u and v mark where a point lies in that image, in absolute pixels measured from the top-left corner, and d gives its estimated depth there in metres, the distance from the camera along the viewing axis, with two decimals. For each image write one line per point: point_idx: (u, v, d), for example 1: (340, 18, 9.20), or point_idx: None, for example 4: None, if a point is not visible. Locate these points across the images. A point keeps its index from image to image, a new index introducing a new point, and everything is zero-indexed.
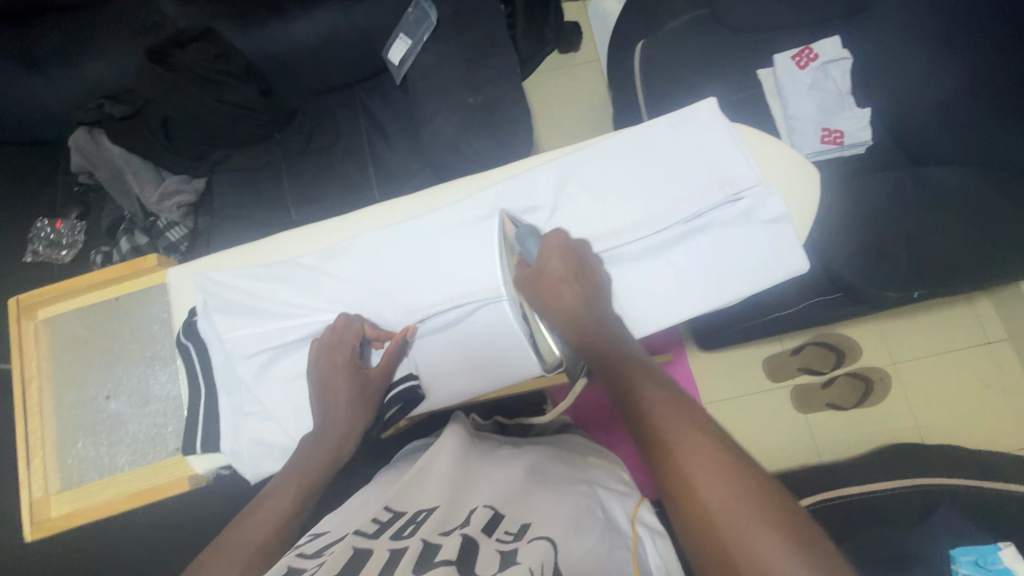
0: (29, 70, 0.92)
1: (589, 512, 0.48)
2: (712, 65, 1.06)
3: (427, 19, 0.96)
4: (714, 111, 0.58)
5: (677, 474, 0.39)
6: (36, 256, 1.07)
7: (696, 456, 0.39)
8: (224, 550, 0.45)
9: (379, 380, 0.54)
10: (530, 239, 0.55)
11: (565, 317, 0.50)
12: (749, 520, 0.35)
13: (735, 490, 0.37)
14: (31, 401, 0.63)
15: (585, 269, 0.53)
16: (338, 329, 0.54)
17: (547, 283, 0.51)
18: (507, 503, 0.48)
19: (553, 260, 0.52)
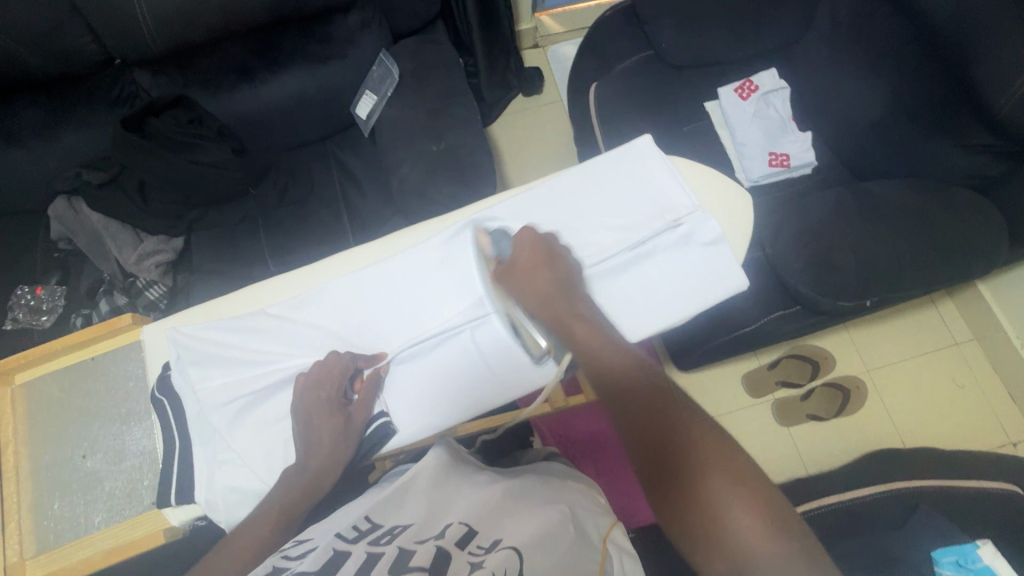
0: (8, 144, 0.96)
1: (556, 524, 0.50)
2: (661, 101, 1.14)
3: (390, 75, 1.06)
4: (649, 148, 0.64)
5: (661, 451, 0.45)
6: (15, 323, 1.05)
7: (681, 436, 0.45)
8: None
9: (360, 416, 0.55)
10: (504, 239, 0.60)
11: (535, 293, 0.53)
12: (715, 479, 0.43)
13: (699, 454, 0.44)
14: (9, 466, 0.63)
15: (555, 256, 0.55)
16: (327, 365, 0.55)
17: (523, 276, 0.54)
18: (480, 517, 0.49)
19: (523, 250, 0.55)
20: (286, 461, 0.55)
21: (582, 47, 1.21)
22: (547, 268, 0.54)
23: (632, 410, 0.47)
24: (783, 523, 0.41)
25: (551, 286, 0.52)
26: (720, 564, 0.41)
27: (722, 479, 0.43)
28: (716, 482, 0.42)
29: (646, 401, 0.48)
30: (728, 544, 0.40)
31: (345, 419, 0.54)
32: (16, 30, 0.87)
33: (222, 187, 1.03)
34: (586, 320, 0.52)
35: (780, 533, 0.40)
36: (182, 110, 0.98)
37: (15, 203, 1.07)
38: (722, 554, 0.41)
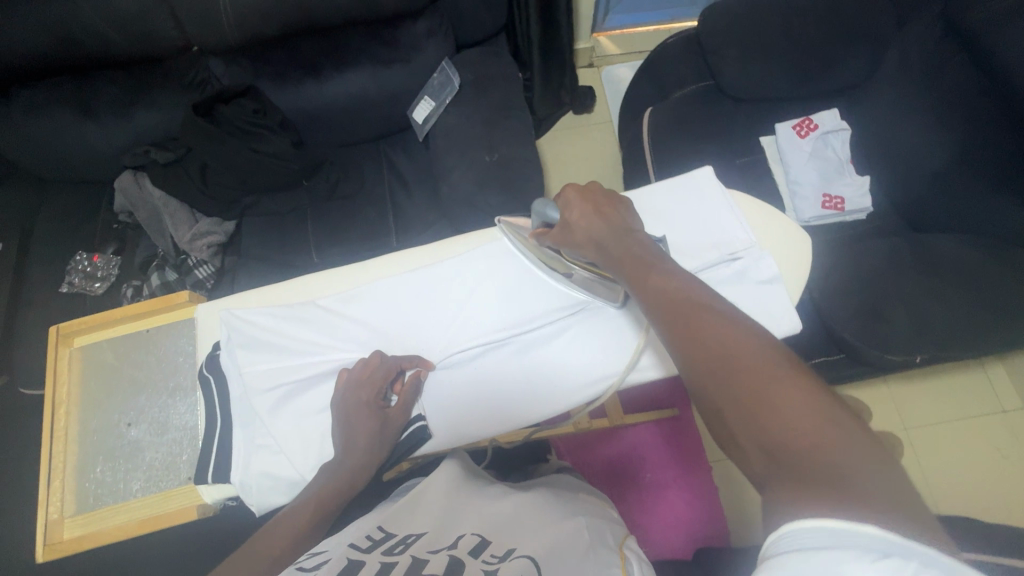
0: (84, 117, 1.01)
1: (577, 536, 0.48)
2: (716, 131, 1.13)
3: (450, 84, 1.08)
4: (711, 179, 0.63)
5: (705, 349, 0.38)
6: (70, 287, 1.10)
7: (729, 339, 0.38)
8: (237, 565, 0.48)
9: (398, 419, 0.56)
10: (547, 206, 0.57)
11: (590, 232, 0.53)
12: (771, 380, 0.35)
13: (753, 351, 0.36)
14: (59, 423, 0.65)
15: (611, 205, 0.54)
16: (371, 366, 0.56)
17: (575, 231, 0.54)
18: (494, 530, 0.49)
19: (573, 209, 0.54)
20: (323, 454, 0.56)
21: (640, 72, 1.22)
22: (604, 215, 0.53)
23: (672, 310, 0.42)
24: (857, 438, 0.31)
25: (614, 225, 0.52)
26: (761, 465, 0.33)
27: (778, 379, 0.35)
28: (771, 383, 0.34)
29: (692, 303, 0.42)
30: (775, 449, 0.32)
31: (382, 422, 0.55)
32: (108, 12, 0.92)
33: (278, 178, 1.06)
34: (644, 249, 0.49)
35: (852, 441, 0.31)
36: (248, 99, 1.01)
37: (85, 173, 1.12)
38: (762, 453, 0.33)
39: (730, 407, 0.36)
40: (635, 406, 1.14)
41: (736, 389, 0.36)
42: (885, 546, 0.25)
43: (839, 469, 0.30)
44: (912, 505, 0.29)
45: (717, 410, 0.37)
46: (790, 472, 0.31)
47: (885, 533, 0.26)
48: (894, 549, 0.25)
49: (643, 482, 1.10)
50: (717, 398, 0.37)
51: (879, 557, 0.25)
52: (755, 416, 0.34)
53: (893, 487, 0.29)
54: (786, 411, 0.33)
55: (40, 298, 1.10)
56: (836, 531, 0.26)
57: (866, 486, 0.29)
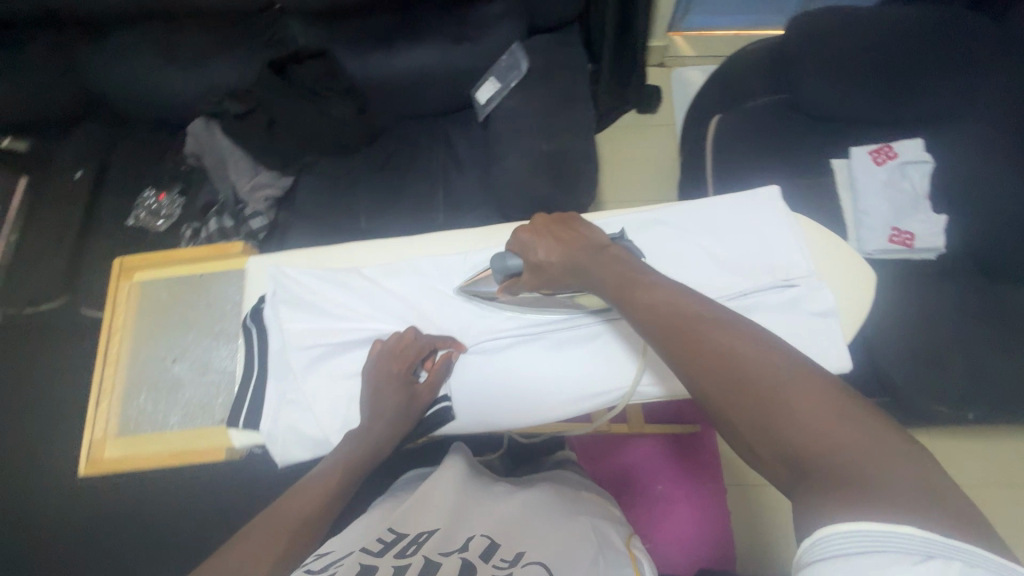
0: (167, 63, 1.06)
1: (586, 544, 0.48)
2: (786, 148, 1.08)
3: (517, 67, 1.06)
4: (774, 199, 0.60)
5: (706, 360, 0.40)
6: (136, 221, 1.16)
7: (731, 350, 0.40)
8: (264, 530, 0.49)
9: (426, 395, 0.57)
10: (506, 256, 0.56)
11: (563, 262, 0.53)
12: (779, 383, 0.37)
13: (756, 356, 0.39)
14: (112, 349, 0.65)
15: (573, 227, 0.55)
16: (404, 341, 0.57)
17: (548, 269, 0.54)
18: (503, 530, 0.49)
19: (537, 248, 0.54)
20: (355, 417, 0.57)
21: (714, 78, 1.17)
22: (570, 243, 0.54)
23: (670, 323, 0.43)
24: (875, 433, 0.33)
25: (582, 250, 0.53)
26: (785, 472, 0.35)
27: (788, 380, 0.37)
28: (781, 386, 0.37)
29: (690, 314, 0.43)
30: (793, 451, 0.35)
31: (410, 395, 0.56)
32: None
33: (342, 141, 1.12)
34: (626, 268, 0.50)
35: (871, 438, 0.33)
36: (321, 62, 1.04)
37: (162, 115, 1.18)
38: (782, 458, 0.35)
39: (741, 415, 0.38)
40: (656, 418, 1.11)
41: (745, 398, 0.37)
42: (928, 548, 0.28)
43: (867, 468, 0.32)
44: (934, 491, 0.31)
45: (726, 419, 0.39)
46: (819, 477, 0.33)
47: (926, 533, 0.29)
48: (934, 550, 0.28)
49: (652, 492, 1.05)
50: (727, 408, 0.38)
51: (922, 559, 0.28)
52: (770, 421, 0.36)
53: (919, 483, 0.31)
54: (804, 412, 0.35)
55: (109, 228, 1.16)
56: (880, 536, 0.29)
57: (892, 480, 0.31)
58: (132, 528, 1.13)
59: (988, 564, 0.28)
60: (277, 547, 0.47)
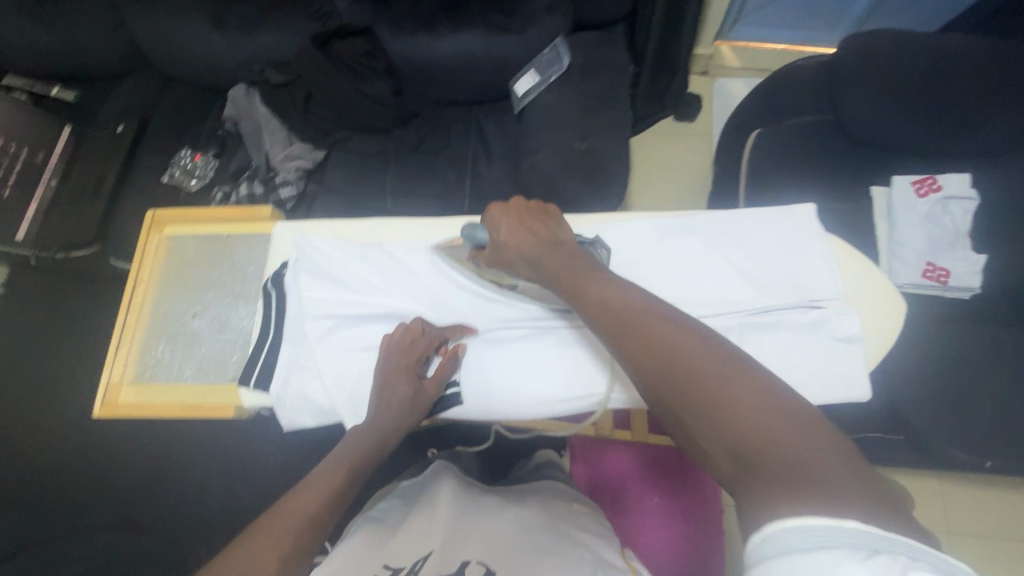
0: (215, 28, 1.07)
1: (579, 565, 0.50)
2: (824, 170, 1.05)
3: (559, 62, 1.05)
4: (810, 217, 0.59)
5: (658, 356, 0.42)
6: (170, 178, 1.18)
7: (681, 344, 0.42)
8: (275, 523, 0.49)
9: (433, 391, 0.57)
10: (476, 229, 0.57)
11: (517, 251, 0.53)
12: (724, 380, 0.39)
13: (702, 353, 0.41)
14: (136, 298, 0.66)
15: (536, 217, 0.55)
16: (412, 333, 0.57)
17: (504, 253, 0.54)
18: (498, 551, 0.52)
19: (502, 226, 0.54)
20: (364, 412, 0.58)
21: (758, 90, 1.14)
22: (532, 233, 0.53)
23: (622, 318, 0.45)
24: (811, 432, 0.36)
25: (542, 243, 0.52)
26: (729, 469, 0.37)
27: (732, 378, 0.39)
28: (726, 384, 0.39)
29: (640, 309, 0.45)
30: (735, 446, 0.37)
31: (416, 391, 0.56)
32: None
33: (372, 120, 1.10)
34: (583, 263, 0.51)
35: (809, 434, 0.36)
36: (363, 40, 1.05)
37: (206, 79, 1.20)
38: (730, 454, 0.37)
39: (691, 414, 0.39)
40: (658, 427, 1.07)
41: (695, 396, 0.39)
42: (873, 542, 0.29)
43: (807, 462, 0.34)
44: (871, 486, 0.33)
45: (677, 418, 0.41)
46: (763, 471, 0.35)
47: (868, 528, 0.30)
48: (878, 544, 0.29)
49: (648, 505, 0.99)
50: (679, 407, 0.40)
51: (869, 555, 0.28)
52: (718, 418, 0.38)
53: (851, 476, 0.33)
54: (749, 408, 0.37)
55: (143, 183, 1.19)
56: (825, 534, 0.30)
57: (833, 477, 0.33)
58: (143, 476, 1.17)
59: (928, 558, 0.29)
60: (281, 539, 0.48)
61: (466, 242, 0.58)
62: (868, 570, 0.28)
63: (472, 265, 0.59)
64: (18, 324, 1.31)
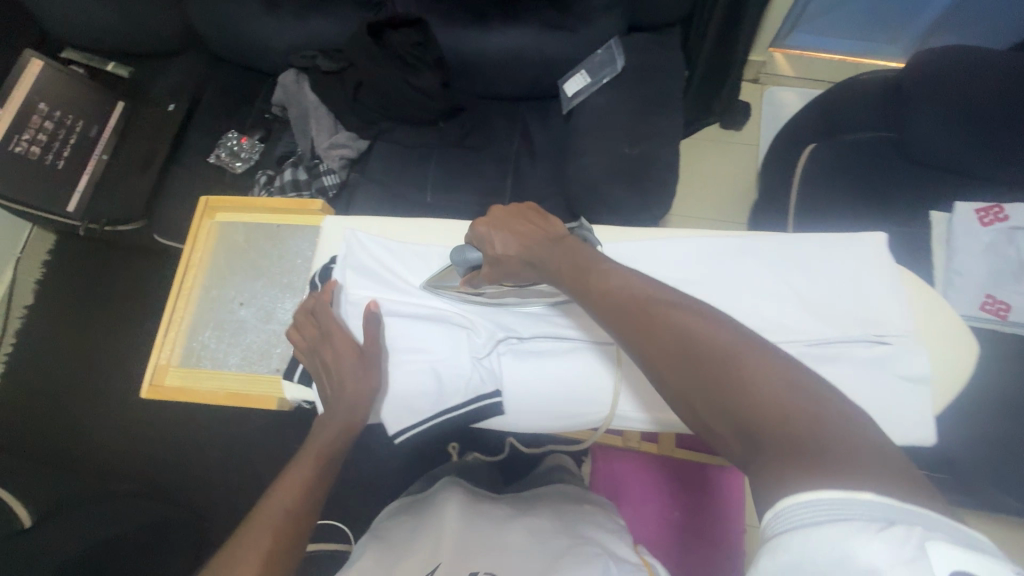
0: (267, 11, 1.07)
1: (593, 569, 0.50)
2: (882, 191, 1.00)
3: (612, 64, 1.02)
4: (880, 245, 0.56)
5: (660, 340, 0.42)
6: (216, 159, 1.19)
7: (683, 326, 0.41)
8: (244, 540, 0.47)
9: (371, 349, 0.55)
10: (466, 249, 0.55)
11: (521, 256, 0.53)
12: (728, 358, 0.38)
13: (704, 332, 0.40)
14: (185, 283, 0.67)
15: (521, 220, 0.55)
16: (319, 314, 0.57)
17: (506, 263, 0.54)
18: (499, 561, 0.54)
19: (496, 243, 0.53)
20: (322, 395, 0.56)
21: (815, 103, 1.11)
22: (526, 236, 0.53)
23: (624, 302, 0.45)
24: (821, 404, 0.35)
25: (542, 243, 0.53)
26: (742, 450, 0.36)
27: (737, 357, 0.38)
28: (731, 363, 0.38)
29: (641, 293, 0.45)
30: (746, 426, 0.36)
31: (357, 356, 0.54)
32: None
33: (417, 113, 1.10)
34: (585, 255, 0.51)
35: (819, 406, 0.34)
36: (415, 31, 1.04)
37: (254, 61, 1.20)
38: (738, 433, 0.36)
39: (696, 397, 0.39)
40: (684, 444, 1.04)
41: (699, 378, 0.39)
42: (890, 515, 0.28)
43: (818, 436, 0.33)
44: (887, 457, 0.32)
45: (683, 402, 0.40)
46: (770, 447, 0.34)
47: (885, 500, 0.29)
48: (894, 516, 0.28)
49: (669, 521, 0.96)
50: (683, 390, 0.40)
51: (883, 526, 0.28)
52: (728, 399, 0.37)
53: (864, 447, 0.32)
54: (755, 386, 0.36)
55: (189, 162, 1.20)
56: (838, 505, 0.29)
57: (847, 449, 0.32)
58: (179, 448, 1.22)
59: (944, 527, 0.28)
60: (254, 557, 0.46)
61: (459, 268, 0.55)
62: (883, 542, 0.27)
63: (468, 286, 0.57)
64: (66, 292, 1.36)
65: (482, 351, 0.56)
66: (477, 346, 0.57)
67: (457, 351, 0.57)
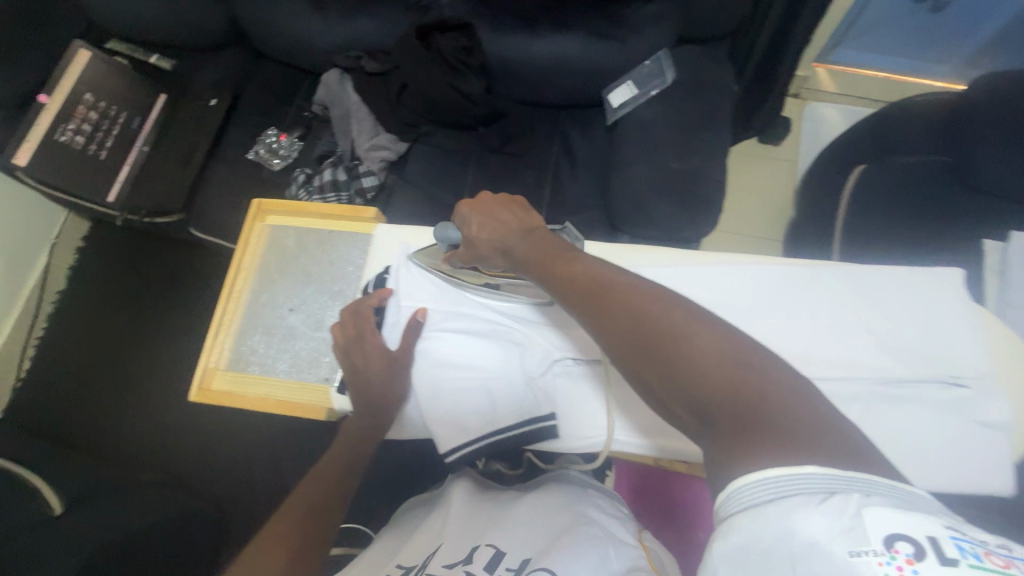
0: (313, 10, 1.07)
1: (590, 536, 0.49)
2: (936, 218, 0.97)
3: (662, 77, 1.00)
4: (957, 281, 0.53)
5: (615, 316, 0.42)
6: (255, 156, 1.20)
7: (640, 303, 0.42)
8: (275, 530, 0.55)
9: (405, 356, 0.57)
10: (448, 228, 0.58)
11: (493, 244, 0.53)
12: (677, 328, 0.40)
13: (656, 305, 0.42)
14: (235, 286, 0.67)
15: (496, 209, 0.55)
16: (353, 317, 0.59)
17: (478, 246, 0.55)
18: (502, 532, 0.52)
19: (472, 225, 0.54)
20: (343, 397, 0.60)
21: (867, 122, 1.08)
22: (500, 223, 0.53)
23: (587, 288, 0.45)
24: (759, 373, 0.37)
25: (512, 231, 0.53)
26: (689, 418, 0.39)
27: (686, 327, 0.40)
28: (679, 332, 0.40)
29: (601, 280, 0.45)
30: (690, 393, 0.38)
31: (390, 362, 0.56)
32: None
33: (459, 117, 1.09)
34: (557, 244, 0.50)
35: (768, 385, 0.36)
36: (462, 35, 1.03)
37: (295, 59, 1.20)
38: (694, 411, 0.38)
39: (654, 377, 0.40)
40: None
41: (657, 360, 0.40)
42: (826, 485, 0.31)
43: (758, 407, 0.36)
44: (821, 430, 0.34)
45: (641, 382, 0.41)
46: (724, 425, 0.36)
47: (823, 473, 0.32)
48: (829, 486, 0.31)
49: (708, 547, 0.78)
50: (642, 371, 0.41)
51: (824, 499, 0.30)
52: (677, 371, 0.39)
53: (807, 423, 0.34)
54: (699, 355, 0.38)
55: (228, 157, 1.20)
56: (784, 484, 0.32)
57: (786, 423, 0.34)
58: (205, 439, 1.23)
59: (880, 490, 0.31)
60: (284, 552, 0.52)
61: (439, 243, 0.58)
62: (821, 515, 0.29)
63: (449, 264, 0.59)
64: (99, 280, 1.38)
65: (536, 375, 0.55)
66: (532, 367, 0.55)
67: (512, 372, 0.56)
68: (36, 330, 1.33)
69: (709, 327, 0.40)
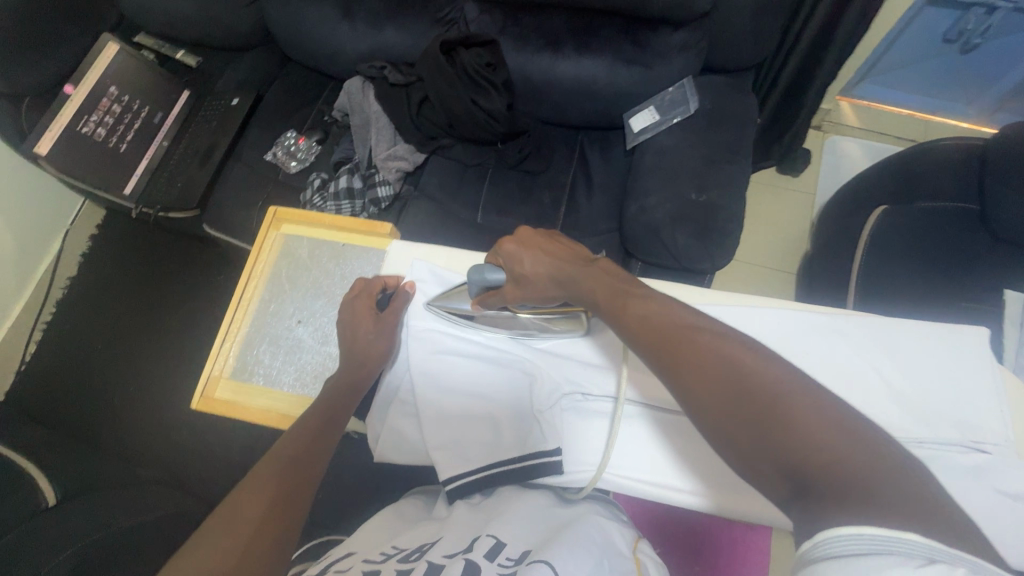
0: (341, 18, 1.07)
1: (589, 539, 0.42)
2: (957, 265, 0.95)
3: (684, 105, 1.01)
4: (983, 343, 0.52)
5: (699, 362, 0.40)
6: (273, 157, 1.20)
7: (724, 352, 0.40)
8: (244, 497, 0.48)
9: (389, 321, 0.60)
10: (488, 269, 0.56)
11: (549, 280, 0.54)
12: (768, 385, 0.37)
13: (746, 358, 0.39)
14: (245, 293, 0.67)
15: (548, 244, 0.56)
16: (361, 310, 0.60)
17: (533, 281, 0.54)
18: (501, 522, 0.45)
19: (524, 260, 0.54)
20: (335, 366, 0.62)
21: (888, 162, 1.07)
22: (553, 257, 0.54)
23: (665, 331, 0.44)
24: (869, 445, 0.34)
25: (570, 264, 0.53)
26: (785, 486, 0.36)
27: (779, 384, 0.37)
28: (771, 388, 0.37)
29: (683, 323, 0.44)
30: (788, 460, 0.35)
31: (367, 342, 0.59)
32: None
33: (478, 132, 1.09)
34: (619, 279, 0.50)
35: (880, 455, 0.34)
36: (487, 51, 1.03)
37: (319, 65, 1.21)
38: (789, 475, 0.35)
39: (742, 434, 0.37)
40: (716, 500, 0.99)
41: (746, 415, 0.37)
42: (933, 556, 0.28)
43: (863, 475, 0.33)
44: (929, 505, 0.31)
45: (725, 436, 0.39)
46: (825, 490, 0.33)
47: (928, 541, 0.29)
48: (937, 556, 0.28)
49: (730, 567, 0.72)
50: (725, 424, 0.38)
51: (924, 563, 0.28)
52: (770, 432, 0.36)
53: (911, 491, 0.32)
54: (801, 421, 0.35)
55: (246, 157, 1.21)
56: (881, 540, 0.29)
57: (895, 495, 0.32)
58: (203, 437, 1.23)
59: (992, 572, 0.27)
60: (247, 527, 0.45)
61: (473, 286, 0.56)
62: None
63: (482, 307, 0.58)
64: (110, 269, 1.38)
65: (542, 410, 0.54)
66: (543, 399, 0.55)
67: (522, 403, 0.56)
68: (44, 314, 1.34)
69: (810, 385, 0.37)
